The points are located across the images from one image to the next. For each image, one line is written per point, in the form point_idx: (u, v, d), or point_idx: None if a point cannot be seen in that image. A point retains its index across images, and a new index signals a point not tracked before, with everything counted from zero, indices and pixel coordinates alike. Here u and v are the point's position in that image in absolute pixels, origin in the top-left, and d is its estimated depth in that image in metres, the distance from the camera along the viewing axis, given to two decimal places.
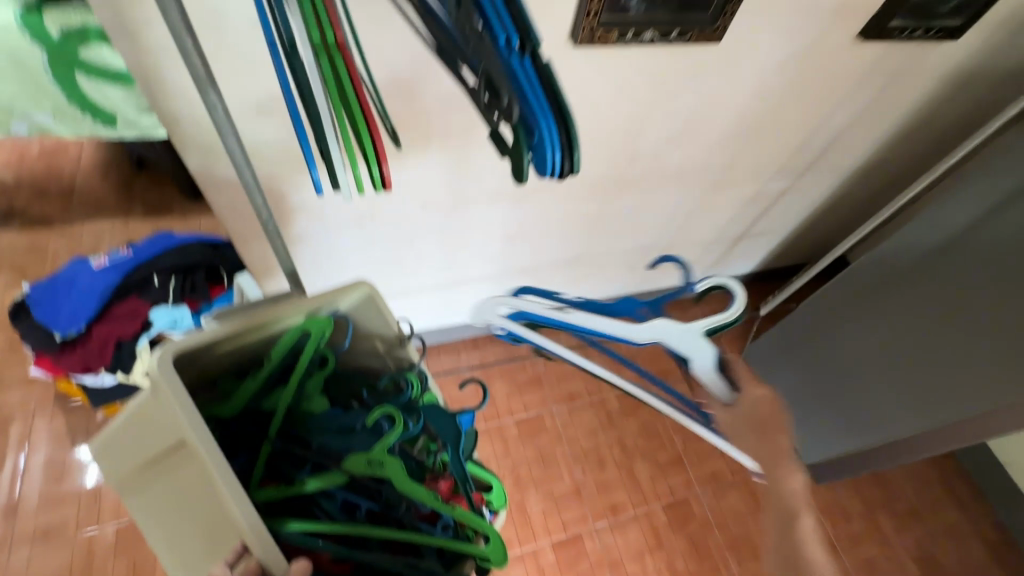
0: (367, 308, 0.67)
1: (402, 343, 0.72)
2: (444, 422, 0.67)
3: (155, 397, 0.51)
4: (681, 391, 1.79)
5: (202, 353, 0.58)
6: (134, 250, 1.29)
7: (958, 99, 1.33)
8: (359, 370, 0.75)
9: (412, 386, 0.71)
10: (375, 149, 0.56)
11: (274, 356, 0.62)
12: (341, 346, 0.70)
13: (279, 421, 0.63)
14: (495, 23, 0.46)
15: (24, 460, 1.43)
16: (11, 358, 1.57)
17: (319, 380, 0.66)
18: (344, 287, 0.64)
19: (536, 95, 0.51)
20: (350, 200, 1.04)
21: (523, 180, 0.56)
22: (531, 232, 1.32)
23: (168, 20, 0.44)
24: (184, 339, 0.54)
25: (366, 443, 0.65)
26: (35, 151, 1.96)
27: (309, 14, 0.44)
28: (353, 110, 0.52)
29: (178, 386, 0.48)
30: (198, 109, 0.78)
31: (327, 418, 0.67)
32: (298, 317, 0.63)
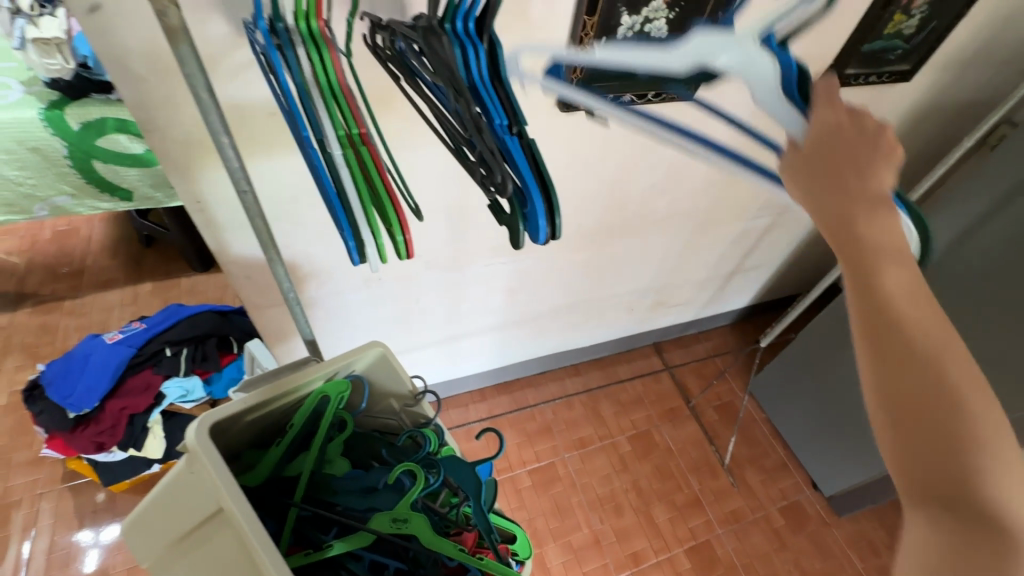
0: (383, 368, 0.70)
1: (416, 398, 0.73)
2: (463, 472, 0.68)
3: (190, 471, 0.53)
4: (691, 429, 1.79)
5: (231, 422, 0.62)
6: (146, 324, 1.33)
7: (920, 131, 1.42)
8: (377, 429, 0.78)
9: (429, 442, 0.72)
10: (396, 220, 0.50)
11: (296, 422, 0.65)
12: (358, 408, 0.73)
13: (304, 485, 0.66)
14: (488, 111, 0.52)
15: (29, 545, 1.40)
16: (19, 440, 1.56)
17: (339, 443, 0.69)
18: (360, 350, 0.67)
19: (526, 169, 0.52)
20: (359, 263, 1.09)
21: (518, 248, 0.53)
22: (531, 281, 1.37)
23: (210, 127, 0.49)
24: (215, 413, 0.58)
25: (389, 501, 0.66)
26: (48, 235, 2.03)
27: (335, 108, 0.48)
28: (378, 189, 0.50)
29: (214, 452, 0.52)
30: (218, 190, 0.84)
31: (348, 480, 0.69)
32: (318, 380, 0.67)
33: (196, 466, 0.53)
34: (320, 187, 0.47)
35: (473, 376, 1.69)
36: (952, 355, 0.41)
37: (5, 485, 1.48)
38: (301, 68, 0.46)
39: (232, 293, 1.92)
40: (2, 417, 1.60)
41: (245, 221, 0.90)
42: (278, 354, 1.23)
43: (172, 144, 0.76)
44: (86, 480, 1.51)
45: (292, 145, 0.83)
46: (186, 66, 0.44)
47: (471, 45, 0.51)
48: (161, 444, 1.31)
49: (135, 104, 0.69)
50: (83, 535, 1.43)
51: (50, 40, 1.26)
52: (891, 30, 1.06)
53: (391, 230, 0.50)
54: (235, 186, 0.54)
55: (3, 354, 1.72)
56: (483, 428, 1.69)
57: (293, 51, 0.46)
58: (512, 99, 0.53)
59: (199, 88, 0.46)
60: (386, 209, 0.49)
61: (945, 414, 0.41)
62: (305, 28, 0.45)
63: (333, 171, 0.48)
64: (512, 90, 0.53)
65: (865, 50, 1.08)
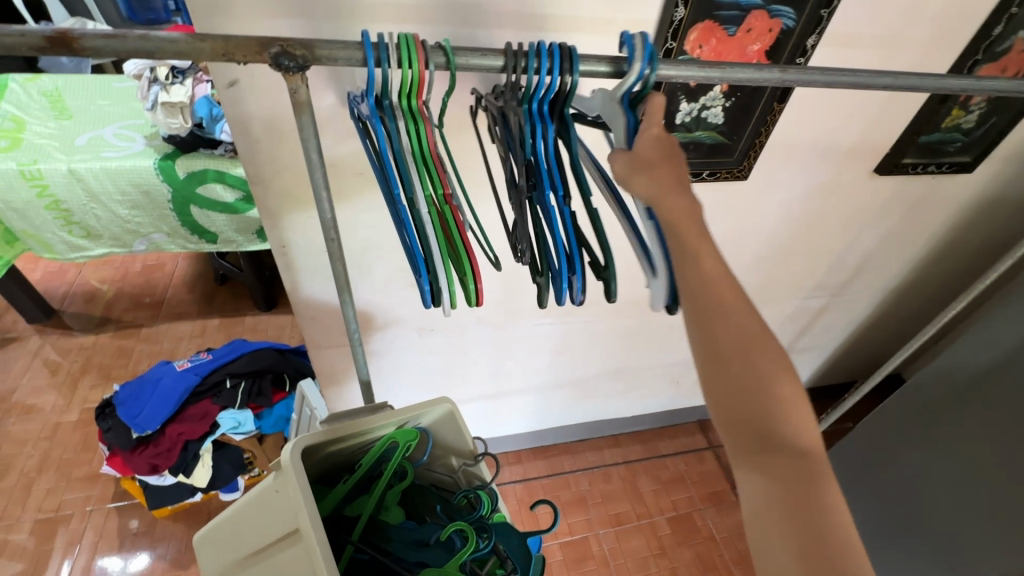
0: (446, 421, 0.75)
1: (475, 459, 0.77)
2: (513, 543, 0.71)
3: (280, 481, 0.60)
4: (737, 517, 1.67)
5: (319, 448, 0.70)
6: (213, 355, 1.42)
7: (985, 223, 1.39)
8: (434, 484, 0.81)
9: (483, 505, 0.74)
10: (470, 270, 0.54)
11: (365, 462, 0.70)
12: (419, 460, 0.78)
13: (363, 524, 0.69)
14: (540, 183, 0.57)
15: (70, 562, 1.45)
16: (80, 456, 1.66)
17: (398, 491, 0.73)
18: (428, 403, 0.73)
19: (567, 235, 0.56)
20: (416, 314, 1.15)
21: (543, 307, 0.58)
22: (576, 345, 1.39)
23: (313, 183, 0.57)
24: (304, 438, 0.65)
25: (438, 559, 0.67)
26: (137, 268, 2.24)
27: (423, 172, 0.56)
28: (454, 241, 0.55)
29: (299, 468, 0.58)
30: (302, 238, 0.93)
31: (403, 530, 0.71)
32: (391, 427, 0.73)
33: (284, 482, 0.60)
34: (406, 233, 0.54)
35: (510, 437, 1.67)
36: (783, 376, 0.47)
37: (59, 498, 1.56)
38: (400, 137, 0.55)
39: (289, 333, 2.03)
40: (70, 432, 1.71)
41: (320, 266, 0.98)
42: (328, 395, 1.28)
43: (271, 195, 0.85)
44: (132, 502, 1.57)
45: (371, 203, 0.93)
46: (303, 132, 0.52)
47: (541, 125, 0.58)
48: (207, 473, 1.36)
49: (247, 160, 0.80)
50: (117, 560, 1.46)
51: (175, 103, 1.42)
52: (950, 123, 1.08)
53: (464, 280, 0.55)
54: (325, 235, 0.61)
55: (81, 373, 1.87)
56: (517, 492, 1.65)
57: (395, 123, 0.55)
58: (581, 177, 0.58)
59: (310, 150, 0.54)
60: (459, 258, 0.54)
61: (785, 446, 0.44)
62: (406, 105, 0.54)
63: (416, 223, 0.54)
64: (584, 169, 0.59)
65: (922, 141, 1.10)
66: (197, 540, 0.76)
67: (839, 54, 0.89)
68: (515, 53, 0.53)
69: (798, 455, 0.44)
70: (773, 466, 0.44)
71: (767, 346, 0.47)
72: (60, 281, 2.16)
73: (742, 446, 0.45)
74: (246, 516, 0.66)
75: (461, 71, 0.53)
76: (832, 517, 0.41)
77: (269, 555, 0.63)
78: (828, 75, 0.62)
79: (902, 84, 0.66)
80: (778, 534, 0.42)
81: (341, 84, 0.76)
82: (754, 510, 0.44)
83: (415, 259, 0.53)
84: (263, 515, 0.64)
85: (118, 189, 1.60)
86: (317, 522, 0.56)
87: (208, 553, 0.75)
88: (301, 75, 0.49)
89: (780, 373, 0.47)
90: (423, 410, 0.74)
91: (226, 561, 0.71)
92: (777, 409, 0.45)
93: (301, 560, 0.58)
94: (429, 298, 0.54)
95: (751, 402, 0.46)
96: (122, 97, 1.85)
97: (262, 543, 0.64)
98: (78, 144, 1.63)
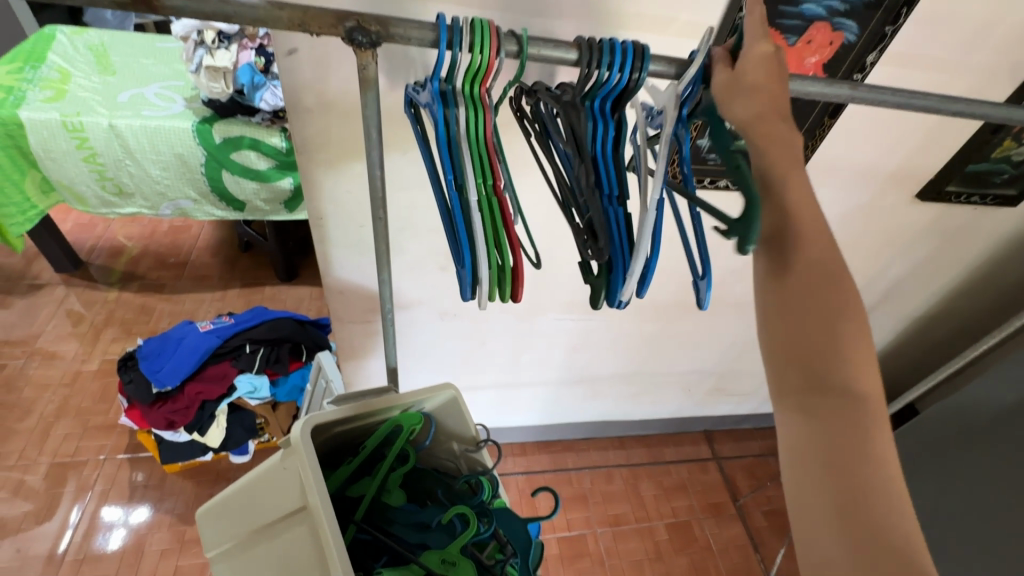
0: (450, 407, 0.77)
1: (477, 445, 0.78)
2: (515, 528, 0.72)
3: (290, 461, 0.61)
4: (735, 530, 1.67)
5: (325, 429, 0.71)
6: (236, 320, 1.44)
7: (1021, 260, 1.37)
8: (436, 468, 0.82)
9: (485, 490, 0.75)
10: (509, 268, 0.57)
11: (368, 446, 0.72)
12: (422, 444, 0.78)
13: (366, 505, 0.70)
14: (602, 180, 0.57)
15: (82, 506, 1.49)
16: (98, 406, 1.69)
17: (402, 475, 0.74)
18: (433, 388, 0.74)
19: (618, 237, 0.57)
20: (442, 297, 1.16)
21: (597, 308, 0.59)
22: (594, 344, 1.39)
23: (368, 157, 0.57)
24: (316, 415, 0.67)
25: (439, 541, 0.70)
26: (165, 228, 2.28)
27: (477, 161, 0.55)
28: (501, 235, 0.56)
29: (310, 450, 0.59)
30: (341, 212, 0.94)
31: (404, 512, 0.73)
32: (395, 411, 0.74)
33: (293, 459, 0.61)
34: (455, 225, 0.55)
35: (517, 428, 1.68)
36: (851, 312, 0.45)
37: (76, 444, 1.60)
38: (458, 124, 0.55)
39: (307, 306, 2.05)
40: (89, 381, 1.75)
41: (354, 242, 1.00)
42: (346, 369, 1.29)
43: (316, 166, 0.86)
44: (144, 456, 1.60)
45: (412, 184, 0.93)
46: (368, 110, 0.53)
47: (603, 123, 0.57)
48: (221, 434, 1.39)
49: (297, 129, 0.81)
50: (126, 508, 1.50)
51: (219, 67, 1.44)
52: (1000, 154, 1.06)
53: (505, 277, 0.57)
54: (373, 210, 0.62)
55: (104, 325, 1.91)
56: (519, 485, 1.66)
57: (455, 109, 0.54)
58: (626, 172, 0.58)
59: (371, 127, 0.54)
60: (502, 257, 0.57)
61: (840, 389, 0.43)
62: (468, 91, 0.54)
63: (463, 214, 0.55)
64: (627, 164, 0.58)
65: (969, 170, 1.08)
66: (200, 516, 0.78)
67: (898, 75, 0.88)
68: (589, 46, 0.54)
69: (851, 398, 0.43)
70: (822, 409, 0.43)
71: (847, 290, 0.45)
72: (89, 234, 2.20)
73: (796, 387, 0.44)
74: (253, 489, 0.67)
75: (531, 61, 0.54)
76: (880, 464, 0.41)
77: (277, 531, 0.64)
78: (899, 97, 0.61)
79: (971, 110, 0.65)
80: (819, 475, 0.42)
81: (400, 62, 0.77)
82: (793, 449, 0.44)
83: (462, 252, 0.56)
84: (271, 492, 0.65)
85: (154, 148, 1.62)
86: (326, 499, 0.57)
87: (212, 529, 0.77)
88: (372, 51, 0.50)
89: (854, 309, 0.45)
90: (428, 395, 0.74)
91: (233, 535, 0.72)
92: (842, 345, 0.44)
93: (309, 538, 0.59)
94: (468, 291, 0.56)
95: (811, 344, 0.44)
96: (165, 57, 1.87)
97: (270, 518, 0.65)
98: (120, 101, 1.65)
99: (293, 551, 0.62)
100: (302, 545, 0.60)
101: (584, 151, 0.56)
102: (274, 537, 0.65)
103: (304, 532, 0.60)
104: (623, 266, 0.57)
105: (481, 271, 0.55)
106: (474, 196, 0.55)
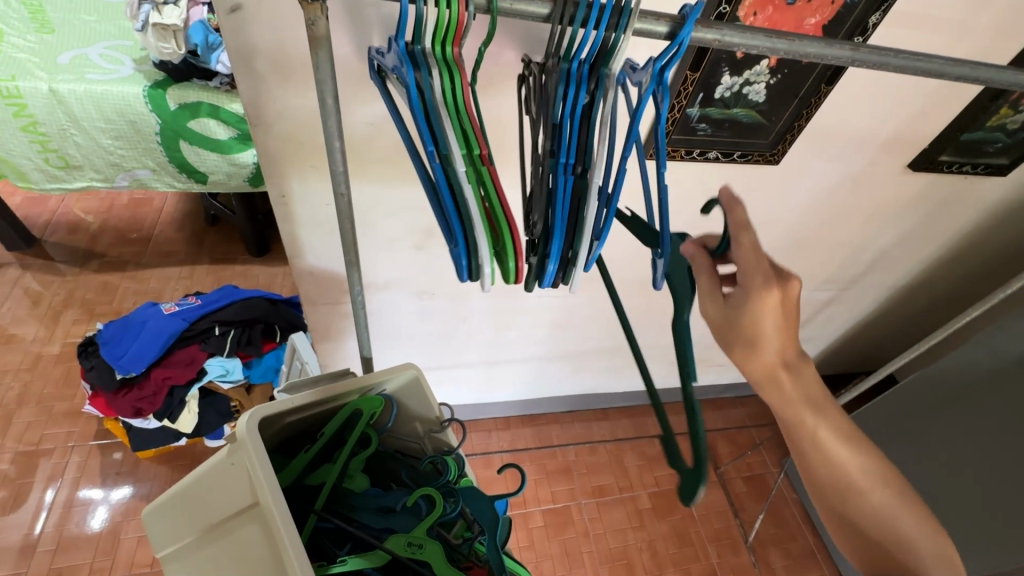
0: (411, 387, 0.76)
1: (441, 425, 0.77)
2: (481, 506, 0.70)
3: (238, 455, 0.60)
4: (716, 497, 1.71)
5: (275, 420, 0.68)
6: (203, 300, 1.36)
7: (1002, 230, 1.37)
8: (400, 451, 0.81)
9: (450, 471, 0.75)
10: (510, 248, 0.57)
11: (326, 432, 0.70)
12: (384, 427, 0.77)
13: (326, 493, 0.68)
14: (558, 149, 0.53)
15: (51, 493, 1.44)
16: (62, 391, 1.62)
17: (363, 459, 0.72)
18: (394, 369, 0.73)
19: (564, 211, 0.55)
20: (419, 276, 1.11)
21: (530, 289, 0.63)
22: (578, 319, 1.36)
23: (324, 132, 0.51)
24: (266, 407, 0.64)
25: (405, 524, 0.68)
26: (124, 201, 2.14)
27: (459, 130, 0.50)
28: (496, 213, 0.54)
29: (257, 442, 0.58)
30: (305, 188, 0.86)
31: (368, 497, 0.71)
32: (354, 395, 0.73)
33: (240, 455, 0.59)
34: (447, 204, 0.52)
35: (501, 404, 1.67)
36: None
37: (40, 432, 1.54)
38: (433, 90, 0.48)
39: (281, 282, 1.97)
40: (52, 366, 1.67)
41: (321, 222, 0.93)
42: (321, 351, 1.24)
43: (275, 139, 0.79)
44: (114, 441, 1.55)
45: (381, 157, 0.86)
46: (320, 73, 0.46)
47: (577, 87, 0.51)
48: (194, 420, 1.34)
49: (249, 98, 0.73)
50: (100, 493, 1.46)
51: (168, 25, 1.32)
52: (995, 122, 1.02)
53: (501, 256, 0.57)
54: (334, 189, 0.55)
55: (63, 306, 1.81)
56: (503, 461, 1.66)
57: (429, 75, 0.48)
58: (589, 144, 0.54)
59: (325, 93, 0.48)
60: (500, 236, 0.56)
61: None
62: (440, 53, 0.48)
63: (455, 190, 0.51)
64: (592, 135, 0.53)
65: (963, 140, 1.05)
66: (146, 516, 0.73)
67: (899, 36, 0.82)
68: (565, 1, 0.47)
69: None
70: None
71: None
72: (42, 208, 2.06)
73: None
74: (198, 489, 0.65)
75: (503, 16, 0.48)
76: None
77: (230, 527, 0.62)
78: (902, 59, 0.56)
79: (976, 75, 0.60)
80: None
81: (358, 23, 0.69)
82: None
83: (460, 238, 0.54)
84: (218, 489, 0.63)
85: (102, 115, 1.49)
86: (276, 494, 0.56)
87: (160, 529, 0.72)
88: (321, 4, 0.42)
89: None
90: (387, 378, 0.73)
91: (183, 534, 0.68)
92: None
93: (261, 531, 0.58)
94: (465, 272, 0.56)
95: None
96: (109, 13, 1.71)
97: (220, 515, 0.63)
98: (61, 63, 1.51)
99: (246, 544, 0.60)
100: (256, 537, 0.59)
101: (550, 115, 0.53)
102: (225, 537, 0.62)
103: (258, 526, 0.59)
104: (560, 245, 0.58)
105: (482, 253, 0.55)
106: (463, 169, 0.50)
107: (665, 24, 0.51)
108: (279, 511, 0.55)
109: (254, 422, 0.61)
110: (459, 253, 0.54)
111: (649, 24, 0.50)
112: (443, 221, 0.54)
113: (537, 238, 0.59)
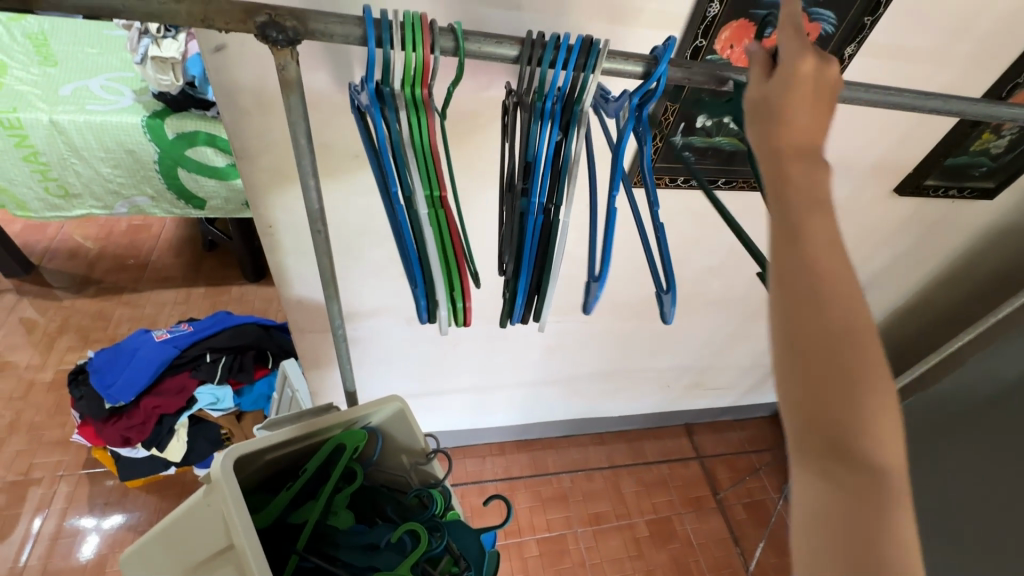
0: (397, 421, 0.75)
1: (427, 457, 0.75)
2: (466, 540, 0.70)
3: (215, 497, 0.59)
4: (716, 524, 1.67)
5: (254, 458, 0.68)
6: (194, 326, 1.36)
7: (995, 251, 1.37)
8: (387, 484, 0.80)
9: (436, 504, 0.73)
10: (459, 288, 0.58)
11: (308, 468, 0.68)
12: (369, 460, 0.77)
13: (308, 533, 0.66)
14: (530, 186, 0.54)
15: (38, 522, 1.42)
16: (53, 419, 1.61)
17: (347, 496, 0.71)
18: (377, 403, 0.72)
19: (532, 248, 0.57)
20: (409, 303, 1.11)
21: (503, 325, 0.64)
22: (571, 344, 1.36)
23: (299, 169, 0.51)
24: (243, 445, 0.64)
25: (389, 562, 0.66)
26: (123, 227, 2.17)
27: (424, 170, 0.51)
28: (448, 246, 0.55)
29: (232, 482, 0.57)
30: (290, 218, 0.87)
31: (352, 534, 0.69)
32: (337, 429, 0.72)
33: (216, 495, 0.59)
34: (407, 242, 0.54)
35: (494, 430, 1.65)
36: None
37: (28, 461, 1.52)
38: (400, 129, 0.49)
39: (276, 307, 1.97)
40: (43, 393, 1.66)
41: (308, 251, 0.93)
42: (311, 379, 1.23)
43: (261, 171, 0.80)
44: (104, 470, 1.53)
45: (368, 186, 0.87)
46: (292, 114, 0.47)
47: (547, 127, 0.52)
48: (182, 448, 1.32)
49: (235, 132, 0.74)
50: (88, 522, 1.44)
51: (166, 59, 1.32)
52: (979, 146, 1.03)
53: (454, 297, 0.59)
54: (310, 225, 0.55)
55: (58, 332, 1.81)
56: (496, 489, 1.62)
57: (396, 115, 0.48)
58: (561, 185, 0.55)
59: (298, 132, 0.48)
60: (449, 276, 0.57)
61: None
62: (409, 94, 0.48)
63: (416, 229, 0.54)
64: (566, 179, 0.54)
65: (948, 164, 1.05)
66: (122, 562, 0.71)
67: (877, 67, 0.84)
68: (533, 42, 0.48)
69: None
70: None
71: None
72: (41, 236, 2.08)
73: None
74: (173, 533, 0.63)
75: (472, 57, 0.48)
76: None
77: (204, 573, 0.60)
78: (873, 93, 0.56)
79: (949, 107, 0.60)
80: None
81: (340, 60, 0.70)
82: None
83: (417, 276, 0.56)
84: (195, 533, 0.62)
85: (101, 145, 1.51)
86: (251, 536, 0.55)
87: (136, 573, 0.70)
88: (291, 49, 0.43)
89: None
90: (372, 413, 0.73)
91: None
92: None
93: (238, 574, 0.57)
94: (429, 312, 0.59)
95: None
96: (112, 46, 1.75)
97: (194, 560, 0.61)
98: (62, 95, 1.54)
99: None
100: None
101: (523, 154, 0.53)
102: None
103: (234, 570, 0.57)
104: (527, 279, 0.60)
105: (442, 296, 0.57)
106: (425, 210, 0.53)
107: (635, 65, 0.51)
108: (255, 553, 0.54)
109: (230, 460, 0.60)
110: (421, 299, 0.58)
111: (621, 65, 0.51)
112: (404, 260, 0.55)
113: (509, 274, 0.59)
